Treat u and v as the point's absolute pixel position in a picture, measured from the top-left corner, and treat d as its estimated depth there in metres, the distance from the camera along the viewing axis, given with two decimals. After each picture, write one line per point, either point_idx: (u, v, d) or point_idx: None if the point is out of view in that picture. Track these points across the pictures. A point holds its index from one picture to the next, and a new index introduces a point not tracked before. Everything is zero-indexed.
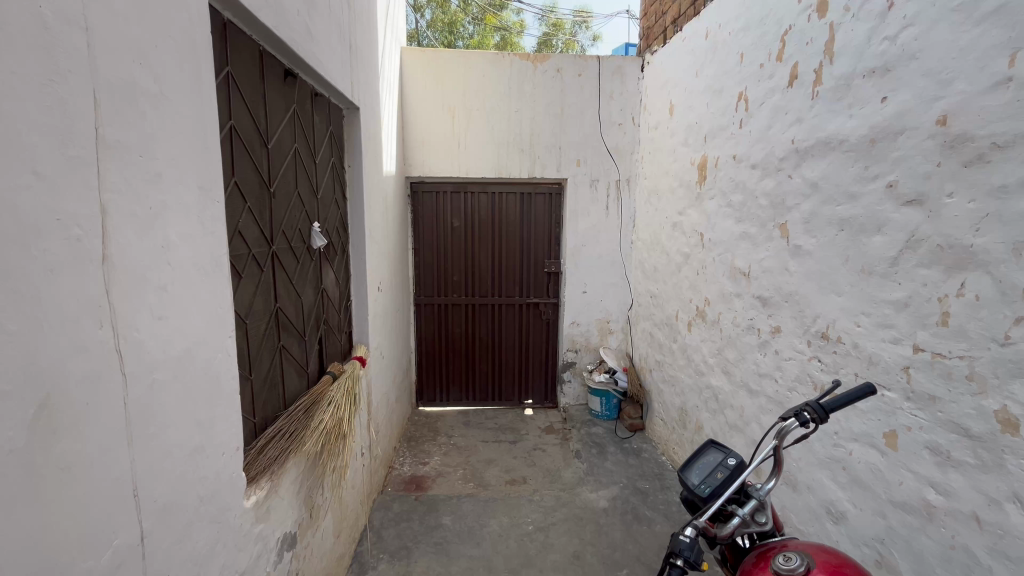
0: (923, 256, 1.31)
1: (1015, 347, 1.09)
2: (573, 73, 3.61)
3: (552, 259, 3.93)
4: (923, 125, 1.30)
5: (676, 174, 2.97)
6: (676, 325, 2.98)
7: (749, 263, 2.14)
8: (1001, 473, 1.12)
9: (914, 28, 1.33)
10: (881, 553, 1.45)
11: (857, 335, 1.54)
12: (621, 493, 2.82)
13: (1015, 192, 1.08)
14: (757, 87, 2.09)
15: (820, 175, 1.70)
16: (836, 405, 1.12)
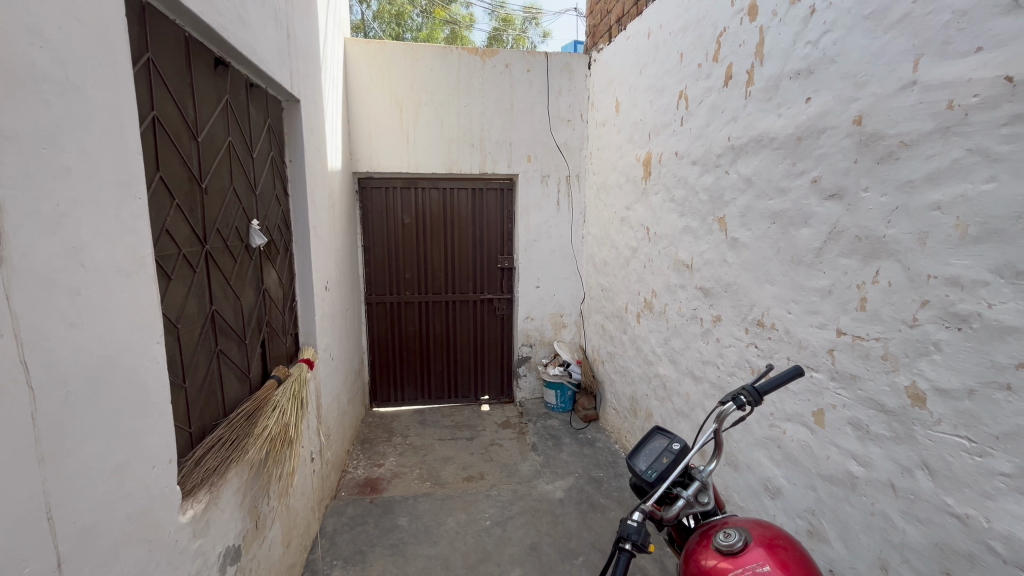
0: (844, 246, 1.41)
1: (921, 329, 1.19)
2: (522, 68, 3.62)
3: (505, 255, 3.94)
4: (842, 125, 1.40)
5: (623, 169, 3.05)
6: (626, 317, 3.06)
7: (692, 255, 2.23)
8: (911, 443, 1.22)
9: (834, 33, 1.43)
10: (812, 523, 1.56)
11: (789, 321, 1.64)
12: (576, 484, 2.88)
13: (920, 187, 1.18)
14: (696, 85, 2.17)
15: (754, 170, 1.79)
16: (769, 388, 1.19)
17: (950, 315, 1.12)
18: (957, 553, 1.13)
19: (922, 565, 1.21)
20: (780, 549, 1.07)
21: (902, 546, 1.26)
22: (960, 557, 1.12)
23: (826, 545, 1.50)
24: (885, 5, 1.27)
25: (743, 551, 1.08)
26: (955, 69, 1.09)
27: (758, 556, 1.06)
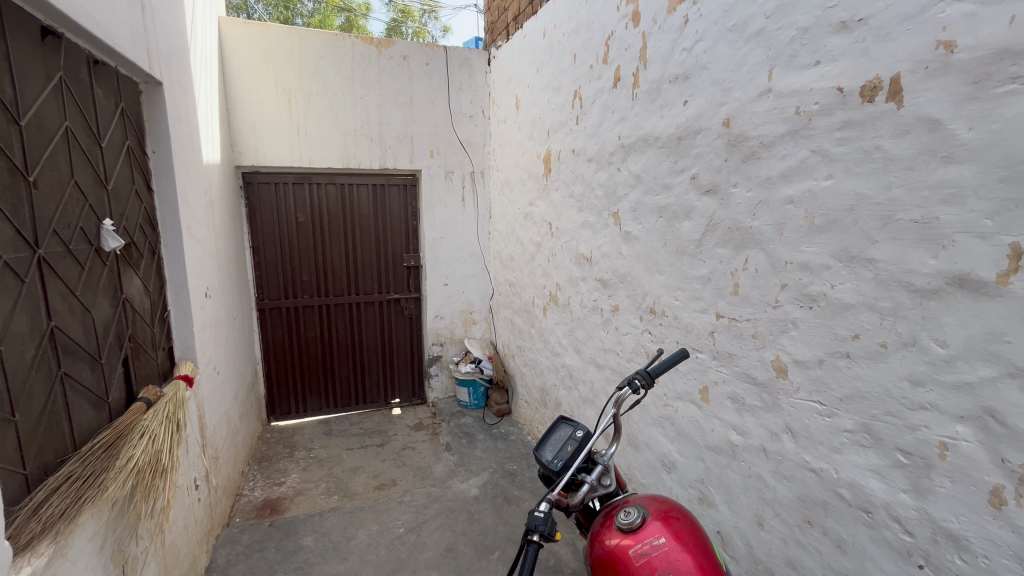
0: (719, 237, 1.55)
1: (782, 309, 1.34)
2: (420, 61, 3.53)
3: (411, 253, 3.83)
4: (714, 127, 1.53)
5: (525, 166, 3.10)
6: (533, 311, 3.13)
7: (591, 249, 2.33)
8: (777, 411, 1.38)
9: (704, 42, 1.56)
10: (702, 491, 1.71)
11: (676, 307, 1.77)
12: (491, 479, 2.89)
13: (777, 183, 1.33)
14: (588, 86, 2.26)
15: (642, 168, 1.91)
16: (660, 371, 1.26)
17: (803, 296, 1.28)
18: (815, 503, 1.29)
19: (790, 516, 1.37)
20: (674, 519, 1.15)
21: (774, 502, 1.42)
22: (818, 506, 1.29)
23: (714, 509, 1.65)
24: (745, 19, 1.40)
25: (642, 526, 1.14)
26: (801, 79, 1.24)
27: (655, 529, 1.13)
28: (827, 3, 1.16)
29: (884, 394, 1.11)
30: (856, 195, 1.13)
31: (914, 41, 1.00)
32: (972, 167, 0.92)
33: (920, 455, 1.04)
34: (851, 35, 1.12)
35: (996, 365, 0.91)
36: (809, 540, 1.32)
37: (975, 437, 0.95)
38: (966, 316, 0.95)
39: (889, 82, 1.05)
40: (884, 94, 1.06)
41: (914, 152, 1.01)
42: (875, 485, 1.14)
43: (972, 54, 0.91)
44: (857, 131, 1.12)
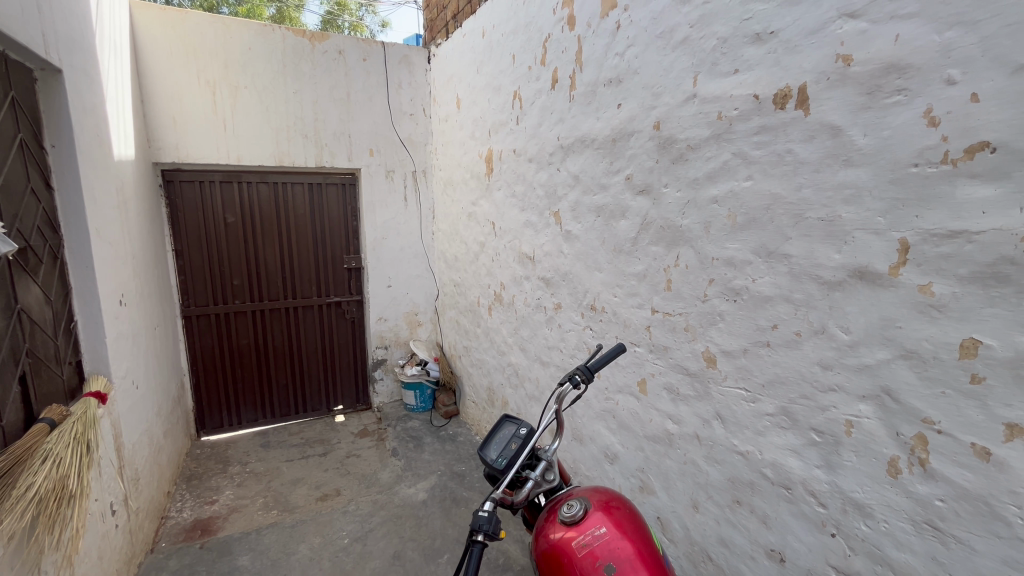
0: (653, 235, 1.61)
1: (710, 303, 1.42)
2: (357, 57, 3.42)
3: (351, 254, 3.70)
4: (646, 129, 1.60)
5: (467, 165, 3.09)
6: (478, 311, 3.12)
7: (534, 248, 2.36)
8: (708, 399, 1.47)
9: (635, 48, 1.62)
10: (643, 479, 1.77)
11: (615, 304, 1.83)
12: (439, 482, 2.85)
13: (703, 183, 1.41)
14: (527, 87, 2.29)
15: (580, 169, 1.95)
16: (599, 365, 1.29)
17: (729, 290, 1.36)
18: (743, 483, 1.38)
19: (721, 498, 1.46)
20: (615, 509, 1.19)
21: (707, 486, 1.50)
22: (745, 486, 1.37)
23: (654, 496, 1.72)
24: (672, 27, 1.47)
25: (584, 518, 1.17)
26: (722, 86, 1.32)
27: (597, 519, 1.16)
28: (744, 15, 1.24)
29: (800, 379, 1.20)
30: (772, 195, 1.22)
31: (817, 54, 1.09)
32: (868, 170, 1.02)
33: (831, 433, 1.14)
34: (764, 46, 1.20)
35: (890, 349, 1.01)
36: (738, 518, 1.41)
37: (875, 414, 1.05)
38: (864, 305, 1.05)
39: (797, 91, 1.14)
40: (793, 102, 1.15)
41: (819, 155, 1.10)
42: (793, 463, 1.23)
43: (866, 67, 1.00)
44: (771, 136, 1.20)
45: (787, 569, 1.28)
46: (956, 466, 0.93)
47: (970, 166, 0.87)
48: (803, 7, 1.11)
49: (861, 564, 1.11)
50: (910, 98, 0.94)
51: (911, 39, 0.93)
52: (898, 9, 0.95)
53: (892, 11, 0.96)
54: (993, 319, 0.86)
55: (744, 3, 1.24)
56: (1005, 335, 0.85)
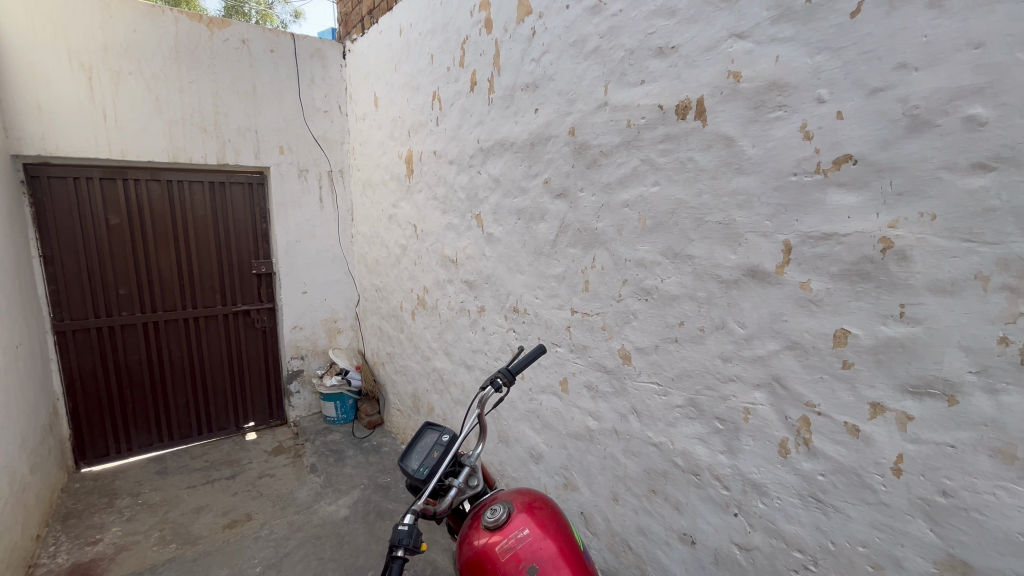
0: (570, 237, 1.66)
1: (624, 302, 1.49)
2: (263, 47, 3.19)
3: (260, 259, 3.45)
4: (561, 135, 1.64)
5: (386, 166, 3.00)
6: (402, 316, 3.03)
7: (456, 250, 2.34)
8: (625, 394, 1.53)
9: (549, 55, 1.66)
10: (567, 476, 1.81)
11: (537, 305, 1.85)
12: (362, 497, 2.73)
13: (615, 188, 1.47)
14: (446, 88, 2.26)
15: (500, 171, 1.96)
16: (520, 367, 1.29)
17: (641, 290, 1.43)
18: (658, 473, 1.45)
19: (638, 488, 1.52)
20: (538, 509, 1.20)
21: (625, 478, 1.56)
22: (659, 475, 1.45)
23: (577, 492, 1.76)
24: (583, 36, 1.52)
25: (508, 521, 1.17)
26: (630, 96, 1.38)
27: (520, 521, 1.16)
28: (648, 30, 1.32)
29: (704, 371, 1.28)
30: (676, 200, 1.30)
31: (712, 69, 1.18)
32: (757, 178, 1.11)
33: (732, 420, 1.23)
34: (667, 60, 1.28)
35: (779, 340, 1.11)
36: (654, 507, 1.48)
37: (768, 401, 1.15)
38: (756, 301, 1.15)
39: (696, 103, 1.22)
40: (693, 113, 1.23)
41: (716, 163, 1.19)
42: (700, 450, 1.32)
43: (752, 84, 1.10)
44: (675, 144, 1.28)
45: (697, 551, 1.37)
46: (834, 443, 1.04)
47: (838, 176, 0.98)
48: (699, 25, 1.20)
49: (759, 539, 1.21)
50: (789, 114, 1.04)
51: (788, 60, 1.03)
52: (777, 33, 1.05)
53: (773, 34, 1.05)
54: (858, 311, 0.98)
55: (648, 19, 1.32)
56: (868, 324, 0.96)
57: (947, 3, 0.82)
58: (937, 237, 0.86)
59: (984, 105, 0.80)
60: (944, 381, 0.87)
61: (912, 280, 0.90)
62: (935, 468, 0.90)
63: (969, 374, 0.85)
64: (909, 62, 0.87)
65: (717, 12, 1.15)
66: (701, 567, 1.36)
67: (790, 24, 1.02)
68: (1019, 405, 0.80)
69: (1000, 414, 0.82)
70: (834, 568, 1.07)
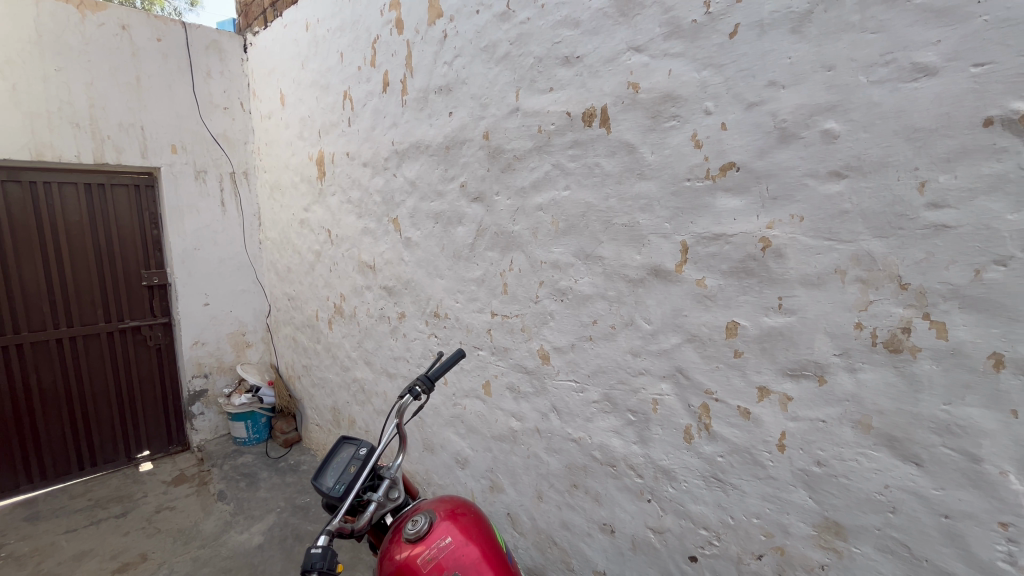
0: (488, 241, 1.66)
1: (541, 304, 1.52)
2: (148, 36, 2.89)
3: (152, 269, 3.10)
4: (476, 138, 1.64)
5: (296, 168, 2.84)
6: (317, 326, 2.88)
7: (373, 256, 2.26)
8: (545, 393, 1.56)
9: (461, 59, 1.66)
10: (492, 479, 1.82)
11: (457, 309, 1.84)
12: (277, 521, 2.55)
13: (529, 192, 1.50)
14: (358, 87, 2.19)
15: (416, 175, 1.93)
16: (439, 374, 1.28)
17: (556, 291, 1.47)
18: (578, 468, 1.50)
19: (560, 484, 1.56)
20: (461, 515, 1.18)
21: (548, 475, 1.60)
22: (580, 469, 1.49)
23: (503, 493, 1.77)
24: (494, 42, 1.54)
25: (430, 531, 1.15)
26: (540, 102, 1.42)
27: (443, 528, 1.15)
28: (554, 39, 1.36)
29: (616, 366, 1.35)
30: (586, 204, 1.35)
31: (614, 80, 1.24)
32: (656, 183, 1.19)
33: (642, 412, 1.30)
34: (573, 69, 1.33)
35: (680, 334, 1.19)
36: (576, 500, 1.52)
37: (673, 391, 1.23)
38: (659, 298, 1.22)
39: (600, 111, 1.28)
40: (598, 121, 1.29)
41: (620, 169, 1.26)
42: (615, 442, 1.38)
43: (649, 95, 1.17)
44: (583, 150, 1.33)
45: (617, 539, 1.43)
46: (729, 426, 1.13)
47: (724, 181, 1.07)
48: (600, 37, 1.25)
49: (670, 521, 1.28)
50: (682, 123, 1.12)
51: (678, 74, 1.12)
52: (669, 49, 1.13)
53: (665, 50, 1.13)
54: (745, 304, 1.07)
55: (554, 28, 1.36)
56: (754, 316, 1.06)
57: (806, 30, 0.93)
58: (805, 236, 0.97)
59: (837, 121, 0.91)
60: (815, 363, 0.99)
61: (787, 275, 1.00)
62: (811, 441, 1.01)
63: (834, 356, 0.96)
64: (777, 80, 0.97)
65: (616, 25, 1.22)
66: (620, 554, 1.42)
67: (679, 40, 1.11)
68: (872, 380, 0.92)
69: (858, 389, 0.94)
70: (733, 540, 1.16)
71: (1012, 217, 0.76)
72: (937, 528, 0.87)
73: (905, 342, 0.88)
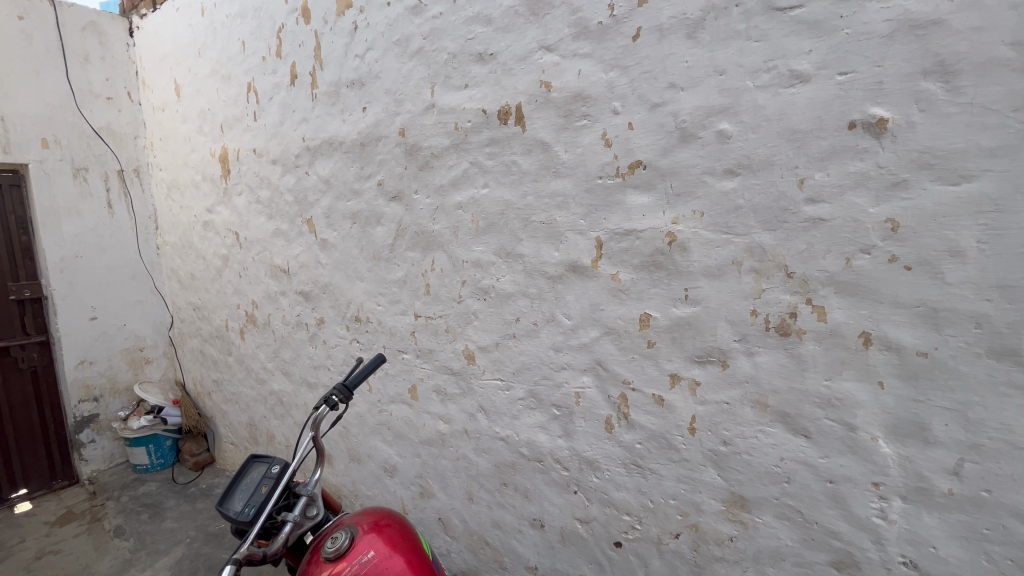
0: (408, 241, 1.61)
1: (465, 304, 1.50)
2: (6, 12, 2.50)
3: (22, 281, 2.70)
4: (391, 136, 1.59)
5: (196, 165, 2.60)
6: (228, 336, 2.66)
7: (287, 259, 2.12)
8: (472, 394, 1.55)
9: (374, 52, 1.60)
10: (422, 485, 1.77)
11: (379, 313, 1.77)
12: (186, 553, 2.32)
13: (449, 190, 1.47)
14: (262, 79, 2.04)
15: (331, 173, 1.83)
16: (357, 381, 1.21)
17: (478, 290, 1.45)
18: (507, 466, 1.50)
19: (490, 484, 1.56)
20: (385, 527, 1.14)
21: (478, 476, 1.58)
22: (509, 467, 1.49)
23: (434, 499, 1.74)
24: (406, 36, 1.50)
25: (351, 547, 1.09)
26: (455, 98, 1.40)
27: (366, 542, 1.10)
28: (467, 35, 1.34)
29: (540, 363, 1.36)
30: (505, 202, 1.35)
31: (526, 78, 1.25)
32: (570, 181, 1.21)
33: (566, 406, 1.33)
34: (487, 66, 1.32)
35: (598, 328, 1.23)
36: (506, 499, 1.52)
37: (594, 383, 1.26)
38: (578, 294, 1.25)
39: (515, 109, 1.28)
40: (513, 119, 1.29)
41: (536, 167, 1.27)
42: (542, 437, 1.39)
43: (561, 94, 1.19)
44: (499, 148, 1.33)
45: (546, 533, 1.44)
46: (646, 413, 1.18)
47: (633, 179, 1.11)
48: (512, 35, 1.26)
49: (595, 510, 1.32)
50: (592, 123, 1.15)
51: (588, 74, 1.14)
52: (578, 49, 1.15)
53: (574, 50, 1.16)
54: (656, 297, 1.12)
55: (467, 24, 1.34)
56: (664, 308, 1.11)
57: (699, 36, 0.99)
58: (706, 231, 1.03)
59: (730, 122, 0.97)
60: (718, 350, 1.05)
61: (691, 267, 1.06)
62: (717, 423, 1.08)
63: (734, 342, 1.03)
64: (676, 83, 1.03)
65: (527, 24, 1.23)
66: (550, 547, 1.44)
67: (587, 41, 1.13)
68: (767, 362, 0.99)
69: (756, 371, 1.01)
70: (653, 523, 1.21)
71: (874, 211, 0.85)
72: (825, 492, 0.96)
73: (793, 326, 0.96)
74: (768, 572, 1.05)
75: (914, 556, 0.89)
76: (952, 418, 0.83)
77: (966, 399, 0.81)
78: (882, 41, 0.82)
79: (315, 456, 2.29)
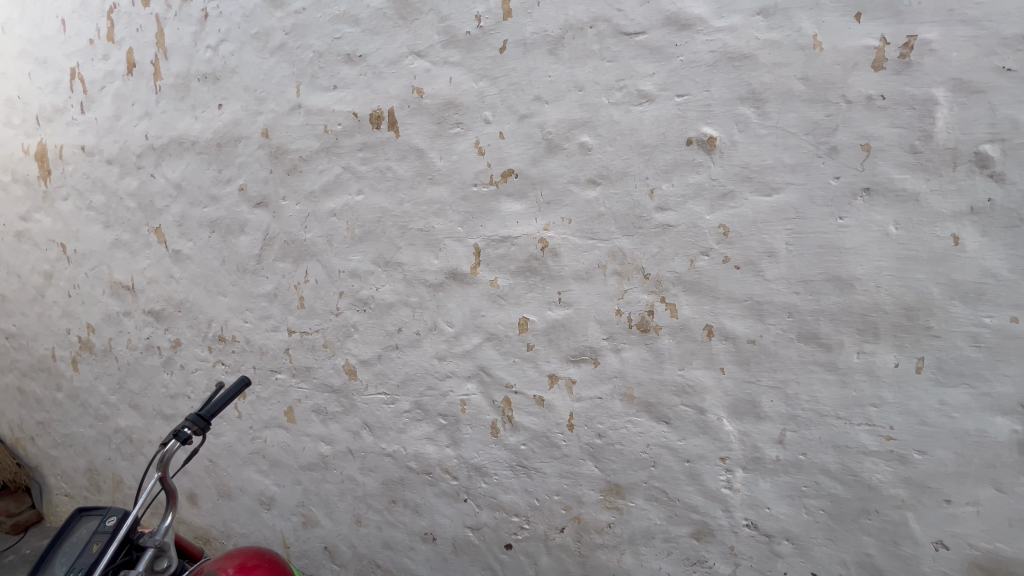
0: (277, 251, 1.49)
1: (343, 316, 1.42)
2: None
3: None
4: (253, 136, 1.46)
5: (2, 164, 2.15)
6: (55, 368, 2.23)
7: (130, 274, 1.84)
8: (355, 410, 1.46)
9: (229, 44, 1.45)
10: (304, 514, 1.63)
11: (247, 330, 1.61)
12: None
13: (320, 196, 1.38)
14: (90, 65, 1.75)
15: (182, 176, 1.62)
16: (215, 410, 1.08)
17: (357, 301, 1.39)
18: (396, 482, 1.44)
19: (379, 503, 1.49)
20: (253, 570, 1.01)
21: (365, 496, 1.50)
22: (397, 483, 1.44)
23: (318, 527, 1.61)
24: (266, 30, 1.38)
25: None
26: (324, 100, 1.32)
27: None
28: (333, 34, 1.28)
29: (424, 373, 1.33)
30: (382, 210, 1.30)
31: (398, 83, 1.22)
32: (446, 188, 1.20)
33: (452, 414, 1.32)
34: (356, 67, 1.27)
35: (480, 334, 1.23)
36: (396, 516, 1.47)
37: (478, 389, 1.26)
38: (458, 301, 1.24)
39: (387, 113, 1.25)
40: (385, 124, 1.25)
41: (412, 174, 1.24)
42: (429, 448, 1.37)
43: (433, 100, 1.18)
44: (373, 153, 1.28)
45: (438, 545, 1.41)
46: (529, 415, 1.21)
47: (506, 187, 1.14)
48: (381, 38, 1.22)
49: (485, 515, 1.32)
50: (465, 131, 1.16)
51: (458, 83, 1.15)
52: (448, 57, 1.15)
53: (444, 57, 1.16)
54: (533, 301, 1.16)
55: (333, 23, 1.28)
56: (541, 311, 1.15)
57: (560, 52, 1.04)
58: (574, 237, 1.09)
59: (589, 135, 1.04)
60: (590, 348, 1.12)
61: (563, 272, 1.11)
62: (592, 417, 1.14)
63: (604, 341, 1.10)
64: (541, 96, 1.07)
65: (397, 28, 1.20)
66: (443, 560, 1.41)
67: (456, 50, 1.14)
68: (632, 357, 1.08)
69: (622, 366, 1.09)
70: (540, 520, 1.25)
71: (709, 218, 0.97)
72: (684, 471, 1.07)
73: (651, 322, 1.05)
74: (642, 551, 1.14)
75: (754, 517, 1.02)
76: (776, 395, 0.96)
77: (785, 377, 0.95)
78: (708, 70, 0.93)
79: (165, 494, 2.02)
